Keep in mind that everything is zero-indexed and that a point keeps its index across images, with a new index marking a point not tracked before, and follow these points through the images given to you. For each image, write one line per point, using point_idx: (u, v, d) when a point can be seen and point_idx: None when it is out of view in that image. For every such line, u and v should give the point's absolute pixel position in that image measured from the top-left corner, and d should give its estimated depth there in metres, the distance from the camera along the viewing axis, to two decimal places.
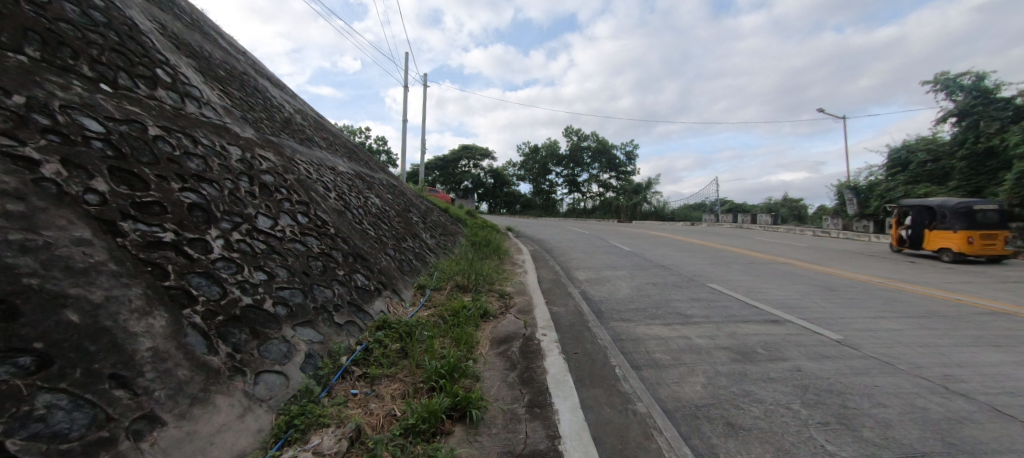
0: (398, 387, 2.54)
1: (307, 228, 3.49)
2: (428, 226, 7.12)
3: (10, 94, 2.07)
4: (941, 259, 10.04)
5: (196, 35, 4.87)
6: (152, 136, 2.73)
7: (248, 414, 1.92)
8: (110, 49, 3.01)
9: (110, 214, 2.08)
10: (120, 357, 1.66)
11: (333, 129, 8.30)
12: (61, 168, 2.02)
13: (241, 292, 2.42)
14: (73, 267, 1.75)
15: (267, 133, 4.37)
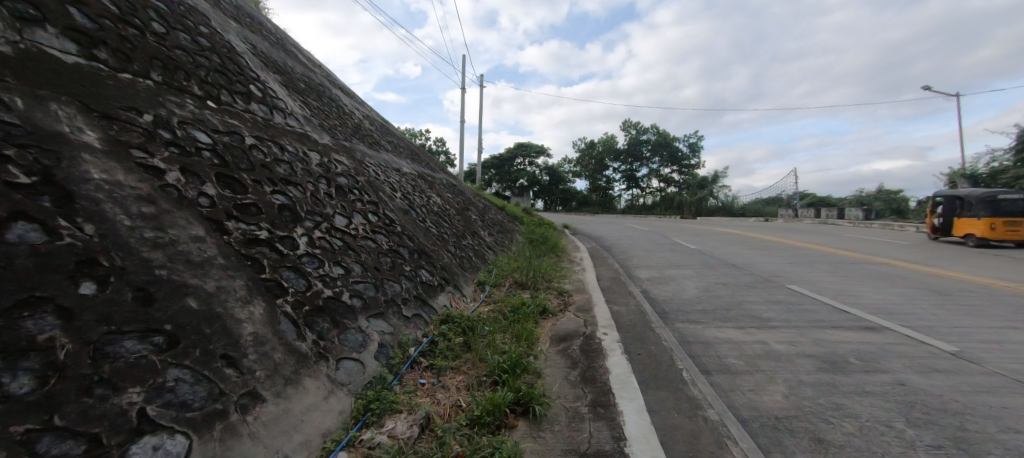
0: (462, 379, 2.62)
1: (377, 227, 3.72)
2: (486, 224, 7.27)
3: (142, 114, 2.44)
4: (967, 244, 10.84)
5: (280, 53, 5.40)
6: (249, 145, 3.07)
7: (332, 396, 2.10)
8: (214, 70, 3.44)
9: (218, 214, 2.37)
10: (229, 339, 1.90)
11: (397, 133, 8.79)
12: (181, 175, 2.35)
13: (323, 285, 2.64)
14: (191, 260, 2.02)
15: (341, 139, 4.73)
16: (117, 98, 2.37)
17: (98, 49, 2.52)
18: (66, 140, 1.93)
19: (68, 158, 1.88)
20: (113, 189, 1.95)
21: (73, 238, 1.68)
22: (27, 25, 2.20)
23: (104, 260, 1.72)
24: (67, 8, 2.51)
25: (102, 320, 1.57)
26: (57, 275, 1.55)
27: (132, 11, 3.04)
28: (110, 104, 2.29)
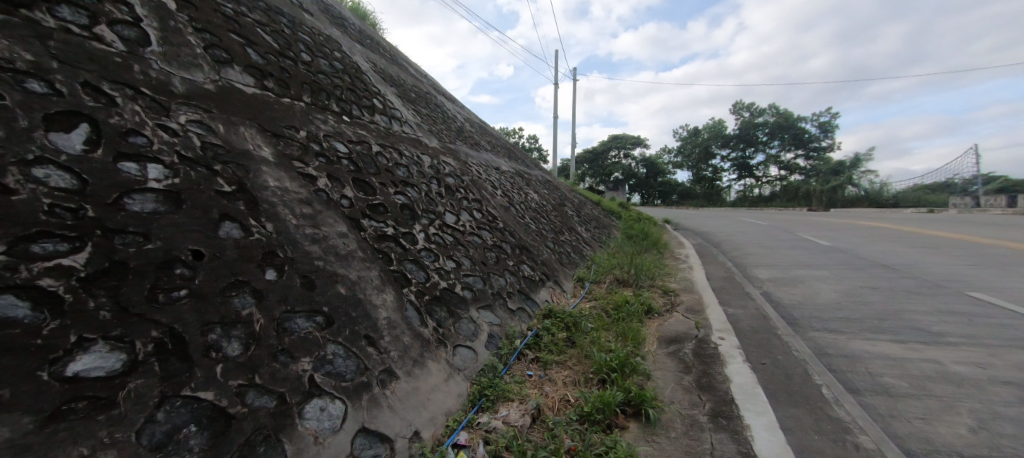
0: (569, 374, 2.65)
1: (482, 223, 3.93)
2: (582, 220, 7.17)
3: (299, 131, 2.92)
4: None
5: (395, 68, 6.00)
6: (375, 152, 3.48)
7: (451, 379, 2.29)
8: (347, 89, 3.96)
9: (355, 214, 2.74)
10: (369, 322, 2.20)
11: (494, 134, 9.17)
12: (327, 181, 2.76)
13: (439, 277, 2.88)
14: (339, 252, 2.38)
15: (448, 142, 5.10)
16: (282, 119, 2.87)
17: (267, 80, 3.08)
18: (250, 155, 2.41)
19: (252, 169, 2.34)
20: (283, 194, 2.38)
21: (259, 233, 2.10)
22: (223, 66, 2.78)
23: (280, 252, 2.12)
24: (246, 48, 3.10)
25: (281, 301, 1.96)
26: (251, 263, 1.97)
27: (288, 45, 3.65)
28: (277, 124, 2.80)
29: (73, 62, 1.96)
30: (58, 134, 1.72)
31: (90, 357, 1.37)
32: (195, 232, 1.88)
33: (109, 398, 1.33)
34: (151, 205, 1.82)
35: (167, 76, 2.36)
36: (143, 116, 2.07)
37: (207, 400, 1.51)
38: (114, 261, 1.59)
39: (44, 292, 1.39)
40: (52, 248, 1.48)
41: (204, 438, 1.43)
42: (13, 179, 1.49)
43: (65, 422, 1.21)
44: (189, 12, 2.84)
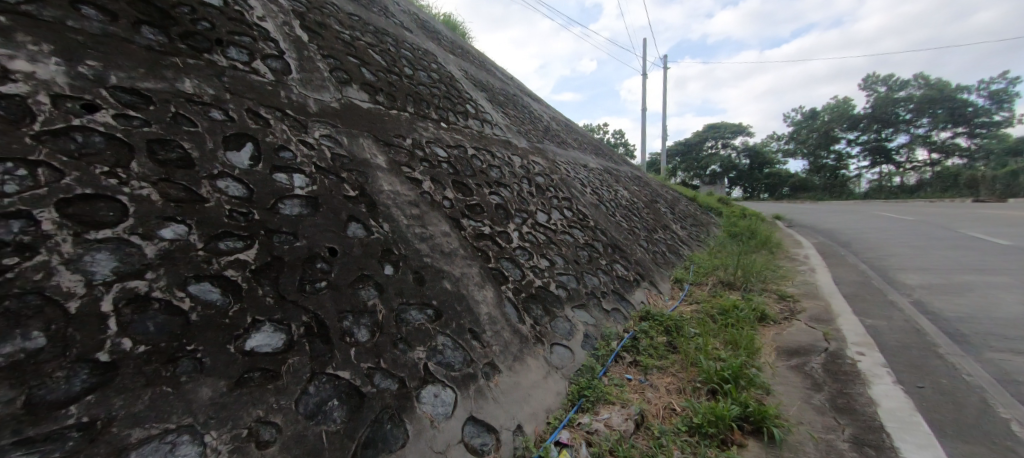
0: (672, 381, 2.51)
1: (572, 221, 3.90)
2: (677, 217, 6.71)
3: (406, 139, 3.20)
4: None
5: (483, 73, 6.25)
6: (471, 155, 3.66)
7: (550, 376, 2.32)
8: (444, 97, 4.23)
9: (456, 214, 2.90)
10: (473, 316, 2.32)
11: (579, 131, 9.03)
12: (431, 183, 2.97)
13: (534, 275, 2.92)
14: (444, 250, 2.54)
15: (536, 142, 5.16)
16: (391, 129, 3.17)
17: (379, 95, 3.42)
18: (369, 163, 2.70)
19: (370, 176, 2.62)
20: (396, 197, 2.63)
21: (378, 233, 2.34)
22: (344, 85, 3.15)
23: (395, 249, 2.34)
24: (361, 68, 3.47)
25: (398, 293, 2.16)
26: (373, 259, 2.20)
27: (394, 62, 4.01)
28: (388, 134, 3.09)
29: (239, 93, 2.39)
30: (233, 152, 2.12)
31: (260, 335, 1.66)
32: (329, 232, 2.16)
33: (275, 371, 1.60)
34: (298, 208, 2.15)
35: (305, 98, 2.75)
36: (289, 133, 2.44)
37: (345, 378, 1.73)
38: (274, 256, 1.90)
39: (229, 280, 1.72)
40: (233, 244, 1.83)
41: (344, 411, 1.65)
42: (206, 191, 1.91)
43: (246, 388, 1.50)
44: (319, 41, 3.28)
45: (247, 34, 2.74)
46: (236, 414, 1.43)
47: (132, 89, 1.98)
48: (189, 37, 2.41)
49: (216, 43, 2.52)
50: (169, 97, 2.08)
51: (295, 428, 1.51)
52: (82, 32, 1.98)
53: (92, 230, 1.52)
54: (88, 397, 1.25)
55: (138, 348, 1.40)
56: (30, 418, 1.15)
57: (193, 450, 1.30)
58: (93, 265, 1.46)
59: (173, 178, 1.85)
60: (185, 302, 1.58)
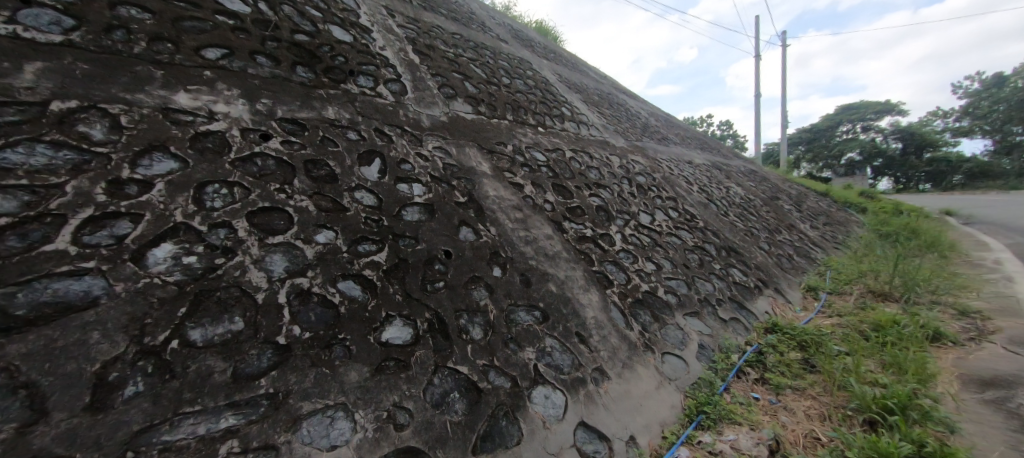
0: (813, 405, 2.18)
1: (679, 222, 3.65)
2: (805, 215, 5.82)
3: (507, 145, 3.32)
4: None
5: (576, 75, 6.20)
6: (569, 158, 3.65)
7: (663, 388, 2.19)
8: (540, 103, 4.30)
9: (558, 216, 2.92)
10: (579, 320, 2.31)
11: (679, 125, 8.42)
12: (532, 187, 3.03)
13: (640, 279, 2.79)
14: (548, 253, 2.58)
15: (634, 140, 4.94)
16: (494, 137, 3.32)
17: (481, 105, 3.61)
18: (475, 170, 2.87)
19: (477, 182, 2.78)
20: (501, 202, 2.74)
21: (486, 236, 2.47)
22: (451, 99, 3.40)
23: (503, 252, 2.44)
24: (464, 82, 3.70)
25: (507, 294, 2.24)
26: (483, 261, 2.33)
27: (493, 73, 4.20)
28: (491, 142, 3.24)
29: (368, 115, 2.73)
30: (365, 167, 2.43)
31: (393, 328, 1.86)
32: (444, 236, 2.34)
33: (406, 361, 1.77)
34: (418, 215, 2.37)
35: (419, 114, 3.03)
36: (408, 147, 2.71)
37: (464, 373, 1.85)
38: (400, 257, 2.12)
39: (367, 279, 1.97)
40: (368, 247, 2.08)
41: (465, 403, 1.76)
42: (346, 201, 2.20)
43: (384, 375, 1.70)
44: (428, 61, 3.59)
45: (372, 63, 3.12)
46: (377, 397, 1.62)
47: (292, 118, 2.39)
48: (330, 71, 2.83)
49: (349, 73, 2.92)
50: (318, 123, 2.46)
51: (424, 416, 1.65)
52: (257, 77, 2.46)
53: (269, 236, 1.88)
54: (272, 373, 1.54)
55: (304, 334, 1.68)
56: (235, 385, 1.46)
57: (347, 425, 1.51)
58: (271, 264, 1.80)
59: (323, 191, 2.18)
60: (335, 296, 1.84)
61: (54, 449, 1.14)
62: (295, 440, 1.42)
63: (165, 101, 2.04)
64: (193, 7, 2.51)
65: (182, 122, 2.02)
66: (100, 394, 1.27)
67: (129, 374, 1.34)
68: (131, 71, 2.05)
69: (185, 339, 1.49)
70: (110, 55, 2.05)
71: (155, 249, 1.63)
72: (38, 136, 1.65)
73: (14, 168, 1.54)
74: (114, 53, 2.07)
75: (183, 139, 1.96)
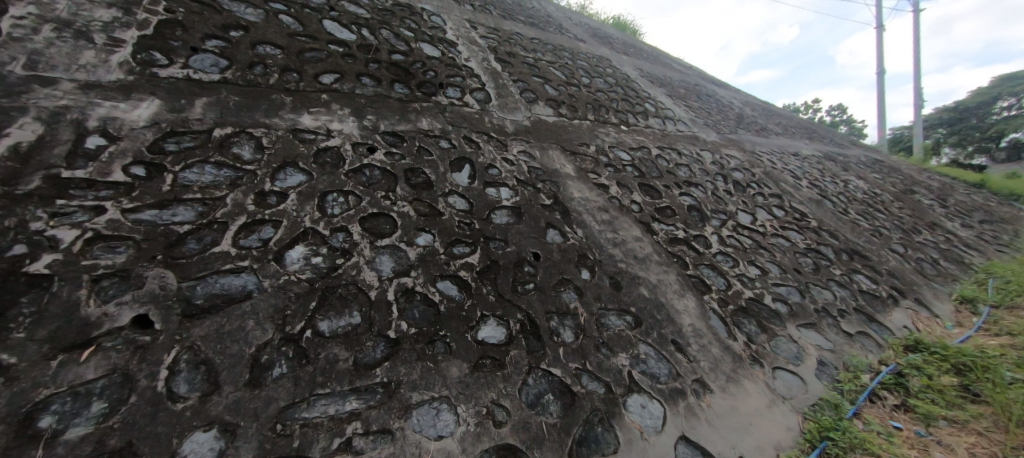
0: (979, 443, 1.83)
1: (787, 222, 3.33)
2: (951, 211, 4.86)
3: (590, 146, 3.27)
4: None
5: (659, 67, 5.90)
6: (655, 155, 3.50)
7: (775, 406, 1.99)
8: (622, 100, 4.17)
9: (646, 217, 2.81)
10: (674, 327, 2.20)
11: (779, 112, 7.56)
12: (618, 188, 2.96)
13: (742, 285, 2.59)
14: (638, 255, 2.51)
15: (728, 134, 4.55)
16: (576, 138, 3.29)
17: (562, 107, 3.60)
18: (559, 172, 2.88)
19: (562, 184, 2.79)
20: (587, 204, 2.71)
21: (574, 239, 2.47)
22: (533, 103, 3.44)
23: (590, 255, 2.42)
24: (545, 85, 3.73)
25: (597, 298, 2.21)
26: (571, 264, 2.33)
27: (572, 74, 4.17)
28: (574, 143, 3.22)
29: (458, 124, 2.89)
30: (456, 173, 2.56)
31: (488, 328, 1.93)
32: (532, 238, 2.38)
33: (501, 360, 1.83)
34: (506, 218, 2.44)
35: (504, 120, 3.12)
36: (495, 153, 2.81)
37: (557, 375, 1.85)
38: (492, 259, 2.20)
39: (462, 279, 2.07)
40: (463, 249, 2.19)
41: (559, 406, 1.76)
42: (442, 206, 2.35)
43: (482, 372, 1.77)
44: (510, 68, 3.69)
45: (459, 75, 3.29)
46: (477, 393, 1.69)
47: (393, 131, 2.62)
48: (423, 85, 3.05)
49: (439, 86, 3.11)
50: (415, 134, 2.67)
51: (521, 415, 1.67)
52: (363, 96, 2.74)
53: (379, 239, 2.07)
54: (385, 363, 1.69)
55: (410, 330, 1.82)
56: (356, 373, 1.63)
57: (451, 417, 1.60)
58: (381, 265, 1.98)
59: (421, 197, 2.34)
60: (436, 295, 1.97)
61: (226, 416, 1.39)
62: (407, 427, 1.53)
63: (293, 123, 2.37)
64: (312, 39, 2.88)
65: (307, 140, 2.32)
66: (256, 372, 1.52)
67: (276, 357, 1.58)
68: (268, 99, 2.42)
69: (316, 329, 1.70)
70: (253, 87, 2.44)
71: (291, 251, 1.89)
72: (206, 158, 2.03)
73: (191, 185, 1.92)
74: (255, 85, 2.45)
75: (309, 155, 2.25)
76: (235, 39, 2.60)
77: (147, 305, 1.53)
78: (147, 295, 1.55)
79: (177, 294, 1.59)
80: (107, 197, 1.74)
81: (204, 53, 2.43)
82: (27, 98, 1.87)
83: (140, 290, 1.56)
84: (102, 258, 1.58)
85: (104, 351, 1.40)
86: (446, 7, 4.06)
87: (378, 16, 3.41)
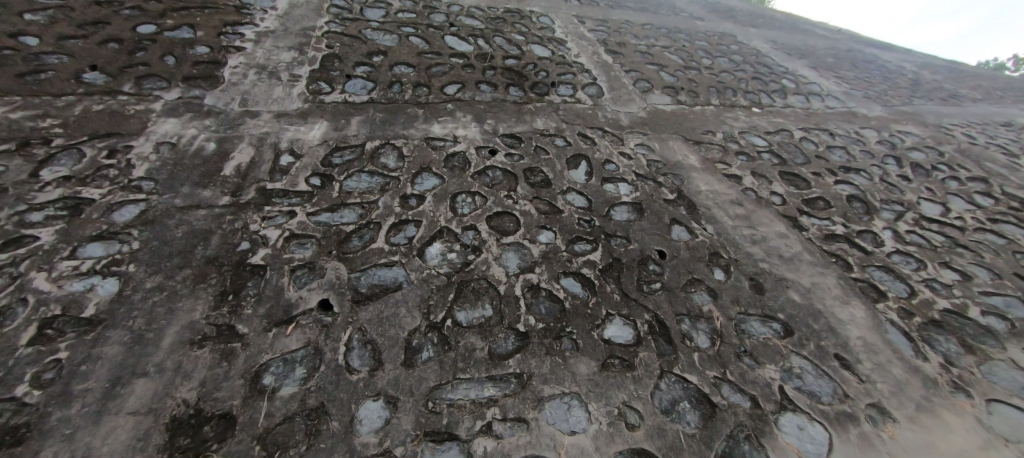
0: None
1: (999, 212, 2.62)
2: None
3: (717, 133, 2.99)
4: None
5: (796, 35, 5.10)
6: (799, 139, 3.05)
7: (996, 449, 1.55)
8: (752, 79, 3.71)
9: (792, 211, 2.47)
10: (837, 339, 1.88)
11: (974, 71, 5.91)
12: (753, 179, 2.66)
13: (933, 292, 2.10)
14: (783, 255, 2.21)
15: (898, 106, 3.71)
16: (700, 126, 3.03)
17: (681, 93, 3.34)
18: (682, 164, 2.69)
19: (686, 178, 2.60)
20: (717, 198, 2.49)
21: (703, 236, 2.28)
22: (649, 92, 3.26)
23: (724, 253, 2.21)
24: (660, 72, 3.50)
25: (736, 301, 2.00)
26: (702, 263, 2.15)
27: (691, 56, 3.85)
28: (698, 132, 2.97)
29: (572, 121, 2.88)
30: (573, 170, 2.57)
31: (614, 327, 1.89)
32: (656, 235, 2.26)
33: (630, 361, 1.77)
34: (627, 214, 2.36)
35: (619, 113, 3.02)
36: (611, 148, 2.74)
37: (694, 383, 1.72)
38: (614, 257, 2.14)
39: (586, 277, 2.06)
40: (584, 246, 2.18)
41: (697, 416, 1.63)
42: (561, 204, 2.37)
43: (611, 372, 1.73)
44: (621, 59, 3.55)
45: (570, 72, 3.29)
46: (607, 393, 1.66)
47: (511, 133, 2.73)
48: (536, 86, 3.12)
49: (552, 85, 3.15)
50: (532, 135, 2.74)
51: (655, 421, 1.59)
52: (483, 102, 2.91)
53: (505, 236, 2.18)
54: (517, 355, 1.77)
55: (538, 325, 1.87)
56: (491, 362, 1.74)
57: (582, 414, 1.60)
58: (507, 261, 2.08)
59: (541, 195, 2.40)
60: (560, 292, 2.00)
61: (389, 390, 1.61)
62: (541, 419, 1.58)
63: (426, 132, 2.63)
64: (437, 55, 3.16)
65: (437, 147, 2.56)
66: (409, 354, 1.72)
67: (424, 342, 1.77)
68: (405, 113, 2.73)
69: (454, 319, 1.86)
70: (393, 104, 2.77)
71: (430, 247, 2.10)
72: (362, 168, 2.38)
73: (353, 191, 2.27)
74: (395, 102, 2.78)
75: (440, 161, 2.48)
76: (377, 64, 2.99)
77: (327, 291, 1.86)
78: (327, 283, 1.88)
79: (348, 283, 1.90)
80: (297, 203, 2.16)
81: (355, 79, 2.85)
82: (243, 129, 2.42)
83: (322, 279, 1.89)
84: (296, 253, 1.96)
85: (302, 328, 1.73)
86: (553, 6, 4.10)
87: (492, 25, 3.59)
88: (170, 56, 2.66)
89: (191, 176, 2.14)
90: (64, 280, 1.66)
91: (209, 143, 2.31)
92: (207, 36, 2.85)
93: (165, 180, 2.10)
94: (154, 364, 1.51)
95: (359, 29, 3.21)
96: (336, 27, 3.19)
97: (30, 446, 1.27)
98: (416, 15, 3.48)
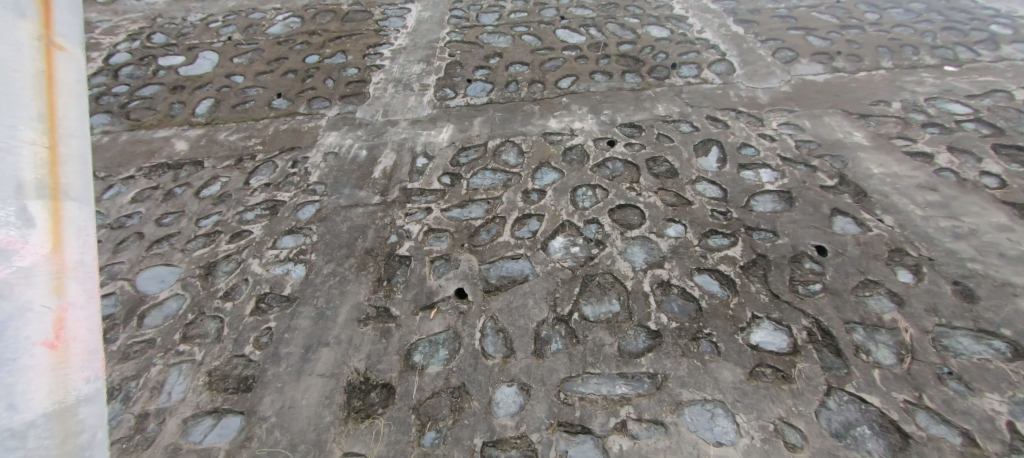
0: None
1: None
2: None
3: (892, 103, 2.44)
4: None
5: None
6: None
7: None
8: (942, 30, 2.93)
9: (1017, 196, 1.90)
10: None
11: None
12: (951, 156, 2.11)
13: None
14: (1006, 253, 1.71)
15: None
16: (867, 96, 2.51)
17: (838, 58, 2.80)
18: (844, 144, 2.27)
19: (850, 159, 2.18)
20: (896, 182, 2.04)
21: (880, 229, 1.88)
22: (793, 61, 2.81)
23: (912, 249, 1.79)
24: (808, 37, 2.98)
25: (932, 310, 1.61)
26: (879, 262, 1.78)
27: (849, 13, 3.20)
28: (864, 103, 2.46)
29: (699, 104, 2.64)
30: (703, 157, 2.35)
31: (763, 332, 1.68)
32: (813, 228, 1.94)
33: (787, 372, 1.55)
34: (773, 205, 2.07)
35: (755, 90, 2.67)
36: (748, 130, 2.43)
37: (875, 405, 1.43)
38: (759, 253, 1.90)
39: (724, 274, 1.87)
40: (721, 241, 1.98)
41: (882, 446, 1.36)
42: (691, 194, 2.19)
43: (761, 381, 1.54)
44: (756, 27, 3.12)
45: (693, 50, 3.01)
46: (759, 405, 1.48)
47: (630, 122, 2.61)
48: (655, 70, 2.93)
49: (673, 67, 2.92)
50: (653, 122, 2.58)
51: (824, 443, 1.37)
52: (598, 92, 2.84)
53: (629, 230, 2.10)
54: (649, 354, 1.69)
55: (671, 324, 1.76)
56: (622, 360, 1.69)
57: (729, 425, 1.46)
58: (633, 255, 2.01)
59: (666, 186, 2.25)
60: (695, 289, 1.85)
61: (522, 377, 1.68)
62: (681, 424, 1.48)
63: (543, 128, 2.67)
64: (550, 50, 3.18)
65: (555, 141, 2.58)
66: (539, 345, 1.77)
67: (552, 333, 1.80)
68: (522, 110, 2.81)
69: (581, 313, 1.85)
70: (510, 103, 2.87)
71: (553, 241, 2.13)
72: (485, 166, 2.53)
73: (479, 188, 2.42)
74: (511, 100, 2.88)
75: (558, 155, 2.49)
76: (494, 65, 3.13)
77: (462, 281, 2.01)
78: (462, 273, 2.04)
79: (479, 274, 2.03)
80: (433, 200, 2.39)
81: (475, 82, 3.03)
82: (386, 136, 2.77)
83: (457, 270, 2.06)
84: (434, 246, 2.17)
85: (442, 314, 1.91)
86: None
87: (604, 11, 3.48)
88: (329, 79, 3.16)
89: (350, 180, 2.52)
90: (270, 265, 2.11)
91: (362, 150, 2.68)
92: (355, 59, 3.32)
93: (332, 184, 2.51)
94: (333, 336, 1.82)
95: (476, 35, 3.41)
96: (456, 36, 3.43)
97: (256, 393, 1.65)
98: (528, 14, 3.55)
